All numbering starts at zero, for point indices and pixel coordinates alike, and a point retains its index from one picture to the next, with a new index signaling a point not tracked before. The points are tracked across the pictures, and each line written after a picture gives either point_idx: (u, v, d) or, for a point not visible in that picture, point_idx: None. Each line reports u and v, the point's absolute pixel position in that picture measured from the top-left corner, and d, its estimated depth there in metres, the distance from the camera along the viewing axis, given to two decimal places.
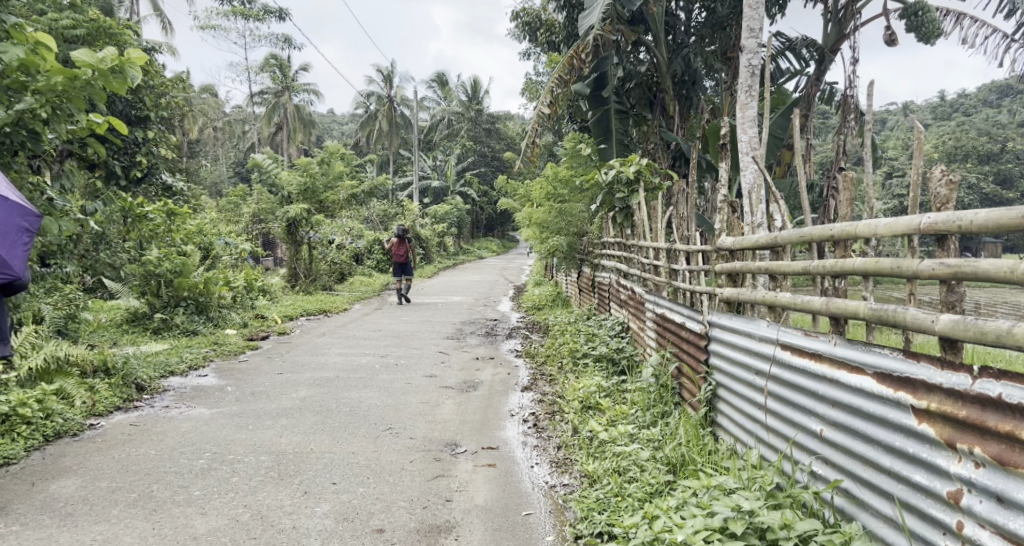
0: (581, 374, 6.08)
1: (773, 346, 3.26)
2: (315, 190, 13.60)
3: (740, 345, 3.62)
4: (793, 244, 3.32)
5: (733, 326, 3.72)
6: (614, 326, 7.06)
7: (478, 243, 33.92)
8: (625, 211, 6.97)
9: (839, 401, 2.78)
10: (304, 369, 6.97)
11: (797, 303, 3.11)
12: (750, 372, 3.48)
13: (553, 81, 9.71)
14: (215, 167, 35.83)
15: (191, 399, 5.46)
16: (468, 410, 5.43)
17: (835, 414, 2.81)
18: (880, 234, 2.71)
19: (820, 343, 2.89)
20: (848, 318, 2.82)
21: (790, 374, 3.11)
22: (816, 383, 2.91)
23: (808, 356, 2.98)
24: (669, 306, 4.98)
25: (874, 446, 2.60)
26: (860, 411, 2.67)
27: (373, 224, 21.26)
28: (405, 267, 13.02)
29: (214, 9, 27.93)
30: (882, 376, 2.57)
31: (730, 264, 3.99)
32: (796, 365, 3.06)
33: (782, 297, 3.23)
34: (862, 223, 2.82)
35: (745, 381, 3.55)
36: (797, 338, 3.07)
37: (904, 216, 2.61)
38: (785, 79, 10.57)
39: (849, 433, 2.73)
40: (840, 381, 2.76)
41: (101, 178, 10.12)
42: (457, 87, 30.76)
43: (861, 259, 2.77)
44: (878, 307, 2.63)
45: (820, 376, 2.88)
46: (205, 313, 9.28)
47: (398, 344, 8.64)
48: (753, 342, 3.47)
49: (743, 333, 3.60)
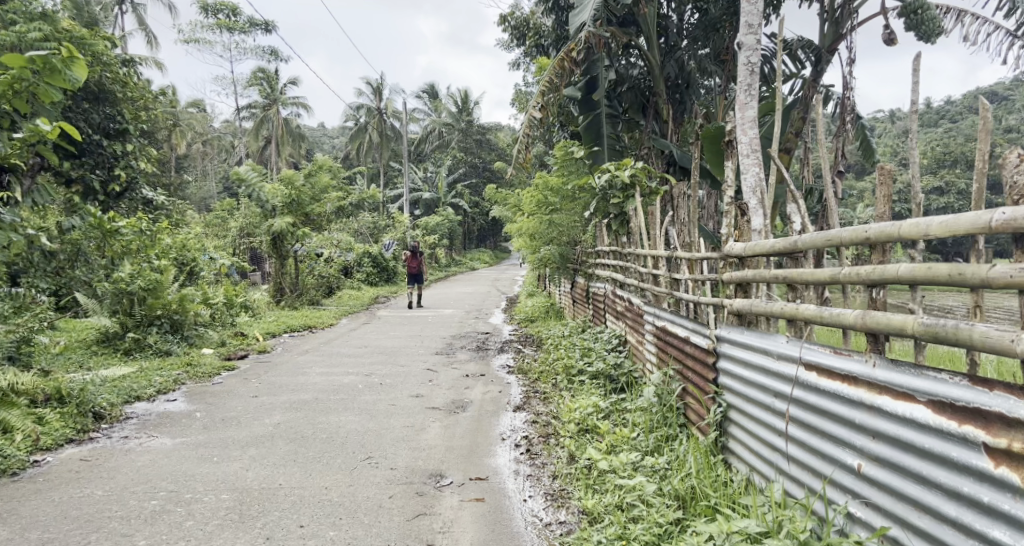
0: (578, 392, 5.68)
1: (795, 365, 2.89)
2: (301, 203, 13.19)
3: (753, 363, 3.24)
4: (816, 248, 2.93)
5: (747, 341, 3.34)
6: (611, 339, 6.65)
7: (471, 254, 33.49)
8: (620, 218, 6.57)
9: (883, 433, 2.45)
10: (282, 391, 6.54)
11: (825, 318, 2.71)
12: (762, 392, 3.12)
13: (541, 86, 9.25)
14: (203, 181, 35.38)
15: (154, 428, 5.03)
16: (455, 435, 5.01)
17: (878, 447, 2.48)
18: (934, 235, 2.36)
19: (855, 364, 2.56)
20: (888, 335, 2.46)
21: (816, 398, 2.75)
22: (852, 411, 2.57)
23: (839, 378, 2.64)
24: (672, 319, 4.60)
25: (934, 491, 2.29)
26: (913, 446, 2.35)
27: (363, 237, 20.82)
28: (417, 275, 14.39)
29: (198, 22, 27.56)
30: (941, 406, 2.27)
31: (741, 272, 3.58)
32: (823, 386, 2.71)
33: (804, 310, 2.84)
34: (907, 223, 2.47)
35: (755, 402, 3.18)
36: (825, 357, 2.71)
37: (966, 213, 2.27)
38: (781, 83, 10.24)
39: (898, 471, 2.40)
40: (883, 409, 2.45)
41: (78, 194, 9.76)
42: (446, 98, 30.48)
43: (908, 265, 2.39)
44: (932, 323, 2.26)
45: (859, 403, 2.54)
46: (180, 332, 8.85)
47: (384, 361, 8.21)
48: (765, 358, 3.10)
49: (754, 348, 3.22)
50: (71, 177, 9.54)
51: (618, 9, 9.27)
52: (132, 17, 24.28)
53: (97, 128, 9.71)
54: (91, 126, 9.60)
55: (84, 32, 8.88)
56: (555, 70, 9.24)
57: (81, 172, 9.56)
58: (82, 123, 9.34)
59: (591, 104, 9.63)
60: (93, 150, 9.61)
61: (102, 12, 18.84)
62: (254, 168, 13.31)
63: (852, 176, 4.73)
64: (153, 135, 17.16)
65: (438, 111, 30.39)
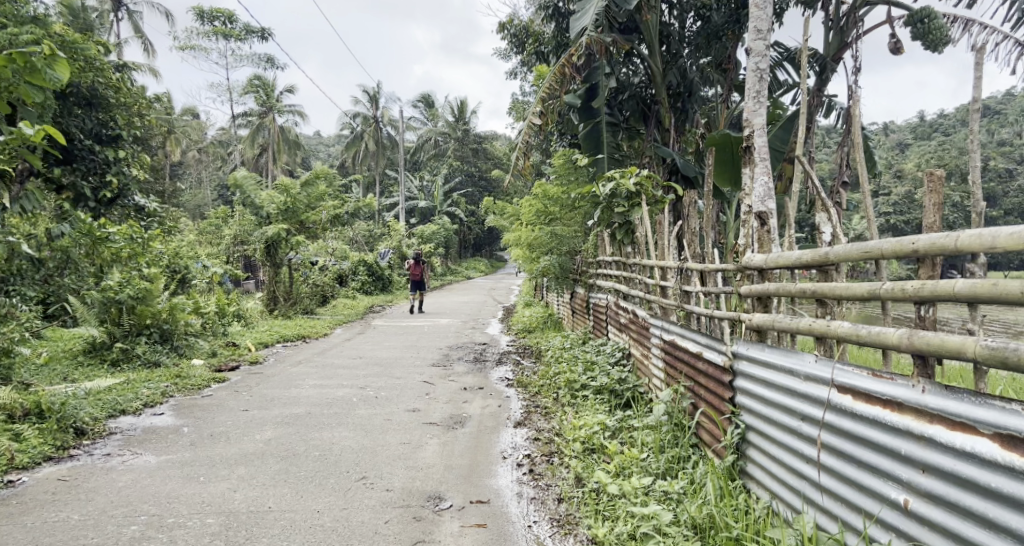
0: (581, 408, 5.47)
1: (827, 389, 2.82)
2: (296, 210, 12.95)
3: (774, 383, 3.14)
4: (855, 260, 2.85)
5: (767, 359, 3.21)
6: (614, 352, 6.43)
7: (466, 263, 33.21)
8: (625, 227, 6.35)
9: (935, 467, 2.40)
10: (273, 404, 6.30)
11: (864, 335, 2.67)
12: (785, 415, 3.05)
13: (541, 92, 9.10)
14: (198, 189, 35.13)
15: (138, 444, 4.80)
16: (454, 453, 4.78)
17: (929, 481, 2.43)
18: (1000, 247, 2.34)
19: (900, 389, 2.51)
20: (941, 357, 2.42)
21: (854, 425, 2.69)
22: (896, 441, 2.53)
23: (879, 404, 2.59)
24: (681, 332, 4.40)
25: (998, 533, 2.25)
26: (975, 484, 2.30)
27: (357, 245, 20.57)
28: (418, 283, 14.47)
29: (194, 29, 27.40)
30: (1008, 440, 2.22)
31: (760, 285, 3.41)
32: (861, 412, 2.65)
33: (844, 327, 2.74)
34: (968, 234, 2.43)
35: (776, 425, 3.11)
36: (861, 380, 2.66)
37: None
38: (784, 92, 10.10)
39: (954, 509, 2.35)
40: (935, 441, 2.40)
41: (68, 200, 9.54)
42: (443, 107, 30.29)
43: (969, 280, 2.36)
44: (998, 346, 2.24)
45: (906, 432, 2.49)
46: (169, 342, 8.61)
47: (379, 373, 7.97)
48: (790, 379, 3.03)
49: (775, 367, 3.14)
50: (62, 183, 9.35)
51: (620, 15, 9.09)
52: (128, 24, 24.08)
53: (88, 133, 9.47)
54: (81, 131, 9.36)
55: (76, 37, 8.64)
56: (555, 76, 9.08)
57: (72, 179, 9.36)
58: (75, 129, 9.13)
59: (591, 111, 9.43)
60: (84, 155, 9.40)
61: (98, 18, 18.64)
62: (250, 175, 13.09)
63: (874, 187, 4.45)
64: (146, 142, 16.91)
65: (434, 120, 30.21)
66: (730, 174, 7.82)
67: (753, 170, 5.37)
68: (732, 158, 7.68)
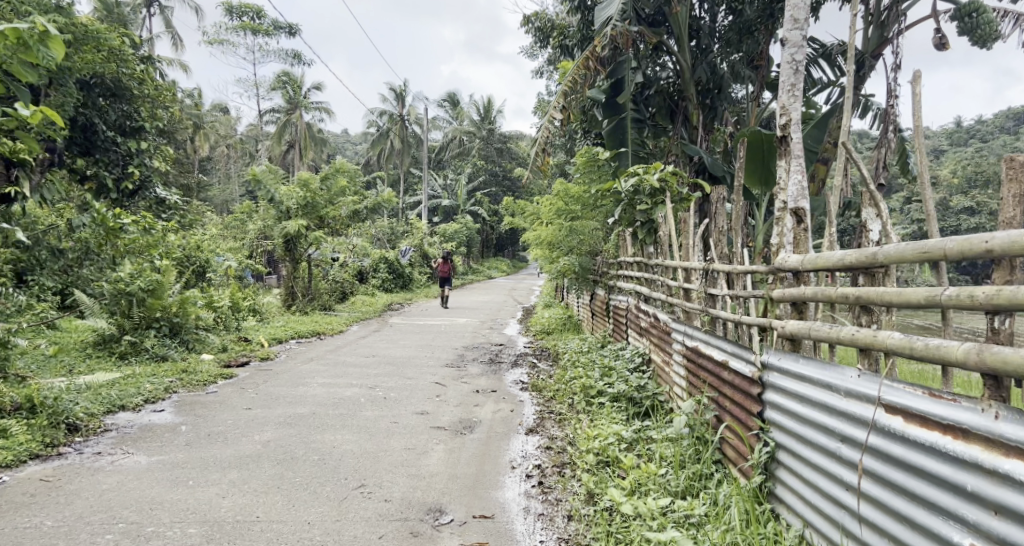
0: (596, 416, 5.18)
1: (873, 409, 2.54)
2: (316, 206, 12.77)
3: (807, 398, 2.85)
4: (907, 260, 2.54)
5: (802, 371, 2.92)
6: (633, 357, 6.12)
7: (488, 263, 32.94)
8: (647, 226, 6.00)
9: (1007, 507, 2.13)
10: (277, 403, 6.06)
11: (919, 349, 2.35)
12: (820, 435, 2.78)
13: (564, 86, 8.80)
14: (224, 183, 35.28)
15: (131, 443, 4.59)
16: (460, 461, 4.51)
17: (1001, 525, 2.14)
18: None
19: (967, 414, 2.23)
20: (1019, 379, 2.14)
21: (905, 452, 2.41)
22: (960, 475, 2.24)
23: (939, 429, 2.31)
24: (705, 339, 4.11)
25: None
26: None
27: (379, 242, 20.40)
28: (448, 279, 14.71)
29: (223, 24, 27.47)
30: None
31: (796, 289, 3.13)
32: (914, 437, 2.37)
33: (896, 339, 2.43)
34: None
35: (808, 445, 2.84)
36: (917, 400, 2.38)
37: None
38: (817, 90, 9.73)
39: None
40: (1009, 477, 2.12)
41: (91, 190, 9.43)
42: (468, 106, 30.00)
43: None
44: None
45: (974, 465, 2.21)
46: (179, 336, 8.44)
47: (391, 373, 7.72)
48: (828, 396, 2.75)
49: (809, 380, 2.86)
50: (85, 174, 9.26)
51: (649, 7, 8.76)
52: (159, 19, 24.17)
53: (111, 125, 9.34)
54: (105, 123, 9.23)
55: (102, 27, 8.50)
56: (579, 69, 8.79)
57: (94, 170, 9.22)
58: (97, 120, 8.99)
59: (615, 107, 9.12)
60: (107, 147, 9.27)
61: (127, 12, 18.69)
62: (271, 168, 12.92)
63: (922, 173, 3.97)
64: (171, 134, 16.84)
65: (460, 119, 29.95)
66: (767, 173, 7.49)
67: None
68: (766, 158, 7.41)
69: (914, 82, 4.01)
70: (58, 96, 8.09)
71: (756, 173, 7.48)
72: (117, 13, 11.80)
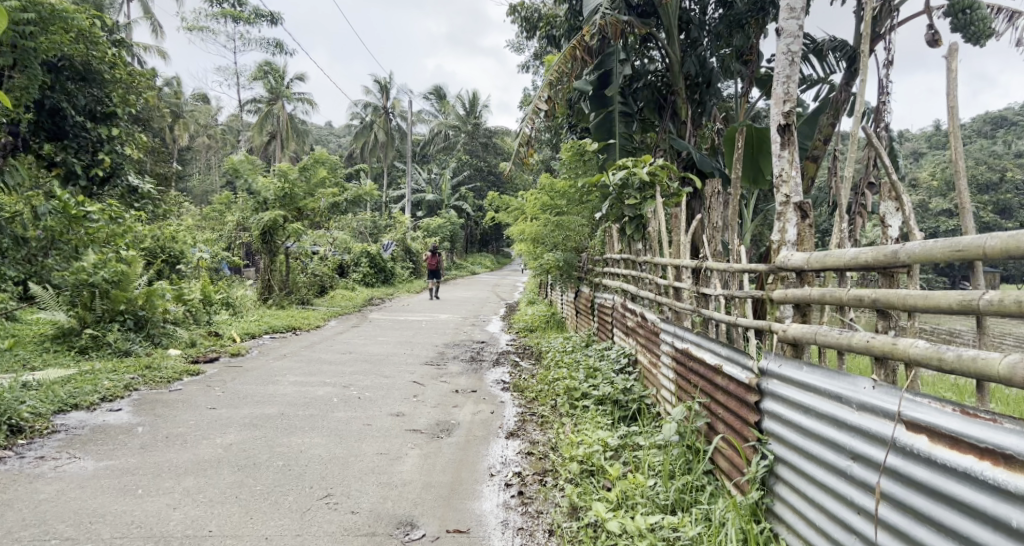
0: (580, 420, 4.93)
1: (893, 428, 2.48)
2: (294, 197, 12.38)
3: (819, 412, 2.78)
4: (937, 259, 2.45)
5: (812, 381, 2.84)
6: (618, 357, 5.86)
7: (472, 259, 32.55)
8: (635, 222, 5.72)
9: None
10: (244, 403, 5.75)
11: (959, 360, 2.30)
12: (829, 450, 2.74)
13: (549, 76, 8.50)
14: (204, 174, 34.66)
15: (79, 447, 4.30)
16: (435, 468, 4.23)
17: None
18: None
19: (1006, 439, 2.18)
20: None
21: (931, 475, 2.36)
22: (1001, 508, 2.19)
23: (975, 453, 2.25)
24: (697, 341, 3.87)
25: None
26: None
27: (361, 236, 19.99)
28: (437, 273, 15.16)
29: (203, 11, 26.92)
30: None
31: (799, 291, 2.96)
32: (945, 461, 2.31)
33: (937, 351, 2.36)
34: None
35: (816, 462, 2.78)
36: (950, 419, 2.32)
37: None
38: (807, 88, 9.49)
39: None
40: None
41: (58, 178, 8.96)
42: (454, 101, 29.55)
43: None
44: None
45: (1010, 494, 2.16)
46: (145, 330, 8.08)
47: (367, 371, 7.42)
48: (840, 409, 2.70)
49: (819, 392, 2.80)
50: (52, 160, 8.79)
51: None
52: (139, 5, 23.66)
53: (81, 110, 8.91)
54: (74, 107, 8.80)
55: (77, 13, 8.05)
56: (565, 59, 8.51)
57: (63, 155, 8.80)
58: (66, 104, 8.55)
59: (603, 100, 8.81)
60: (76, 132, 8.83)
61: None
62: (248, 158, 12.51)
63: (955, 151, 3.83)
64: (146, 122, 16.37)
65: (445, 113, 29.53)
66: (767, 167, 7.22)
67: None
68: (762, 154, 7.16)
69: (948, 58, 3.82)
70: (21, 78, 7.44)
71: (749, 168, 7.23)
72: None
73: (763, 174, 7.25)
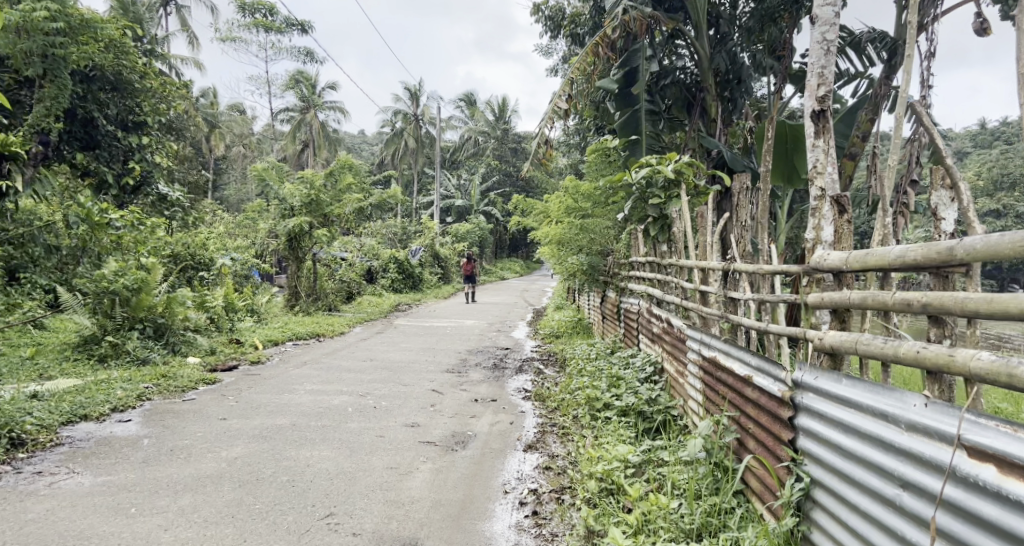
0: (602, 432, 4.66)
1: (953, 456, 2.18)
2: (320, 203, 12.24)
3: (864, 432, 2.48)
4: (1003, 255, 2.15)
5: (856, 395, 2.54)
6: (643, 366, 5.57)
7: (502, 264, 32.34)
8: (660, 222, 5.42)
9: None
10: (256, 413, 5.57)
11: None
12: (875, 475, 2.45)
13: (574, 72, 8.16)
14: (237, 182, 34.95)
15: (80, 461, 4.15)
16: (447, 484, 3.99)
17: None
18: None
19: None
20: None
21: (1001, 511, 2.07)
22: None
23: None
24: (726, 348, 3.58)
25: None
26: None
27: (389, 242, 19.87)
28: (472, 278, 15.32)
29: (236, 21, 27.14)
30: None
31: (837, 295, 2.65)
32: (1017, 496, 2.02)
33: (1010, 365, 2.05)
34: None
35: (861, 487, 2.49)
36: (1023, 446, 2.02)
37: None
38: (844, 82, 9.07)
39: None
40: None
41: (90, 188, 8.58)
42: (483, 106, 29.41)
43: None
44: None
45: None
46: (164, 338, 7.96)
47: (387, 379, 7.22)
48: (886, 430, 2.40)
49: (862, 409, 2.50)
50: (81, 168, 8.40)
51: None
52: (176, 18, 23.90)
53: (113, 119, 8.55)
54: (106, 117, 8.47)
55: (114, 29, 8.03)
56: (589, 55, 8.18)
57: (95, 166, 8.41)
58: (98, 115, 8.19)
59: (629, 98, 8.49)
60: (109, 142, 8.51)
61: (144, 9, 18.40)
62: (275, 165, 12.40)
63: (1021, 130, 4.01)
64: (177, 131, 16.43)
65: (475, 118, 29.40)
66: (802, 165, 6.86)
67: None
68: (798, 151, 6.81)
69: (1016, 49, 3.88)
70: (50, 87, 7.36)
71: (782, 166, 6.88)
72: (135, 7, 11.31)
73: (800, 173, 6.88)
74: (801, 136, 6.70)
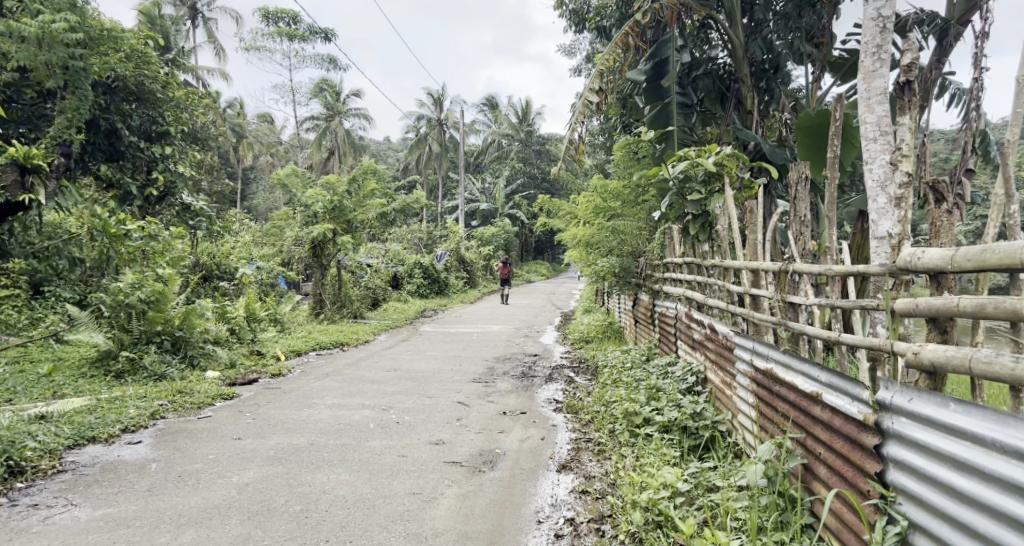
0: (643, 452, 4.27)
1: None
2: (343, 209, 11.91)
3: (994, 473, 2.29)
4: None
5: (979, 431, 2.33)
6: (683, 374, 5.15)
7: (528, 267, 31.85)
8: (701, 219, 4.98)
9: None
10: (273, 430, 5.25)
11: None
12: (1010, 528, 2.26)
13: (603, 63, 7.74)
14: (263, 189, 34.89)
15: (81, 490, 3.87)
16: (474, 512, 3.64)
17: None
18: None
19: None
20: None
21: None
22: None
23: None
24: (784, 361, 3.25)
25: None
26: None
27: (414, 247, 19.50)
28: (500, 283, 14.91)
29: (259, 30, 27.09)
30: None
31: (939, 299, 2.46)
32: None
33: None
34: None
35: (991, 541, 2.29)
36: None
37: None
38: None
39: None
40: None
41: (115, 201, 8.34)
42: (507, 108, 29.01)
43: None
44: None
45: None
46: (183, 352, 7.70)
47: (411, 390, 6.87)
48: None
49: (988, 445, 2.30)
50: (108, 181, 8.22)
51: None
52: (202, 30, 23.90)
53: (136, 129, 8.25)
54: (129, 128, 8.14)
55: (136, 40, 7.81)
56: (618, 45, 7.75)
57: (119, 178, 8.19)
58: (121, 126, 7.90)
59: (659, 91, 8.07)
60: (131, 153, 8.21)
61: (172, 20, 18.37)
62: (296, 171, 12.11)
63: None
64: (200, 138, 16.22)
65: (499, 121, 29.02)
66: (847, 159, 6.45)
67: (870, 148, 4.24)
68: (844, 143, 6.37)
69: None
70: (72, 99, 7.11)
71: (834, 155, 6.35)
72: (158, 18, 11.14)
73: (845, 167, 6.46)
74: (850, 126, 6.23)
